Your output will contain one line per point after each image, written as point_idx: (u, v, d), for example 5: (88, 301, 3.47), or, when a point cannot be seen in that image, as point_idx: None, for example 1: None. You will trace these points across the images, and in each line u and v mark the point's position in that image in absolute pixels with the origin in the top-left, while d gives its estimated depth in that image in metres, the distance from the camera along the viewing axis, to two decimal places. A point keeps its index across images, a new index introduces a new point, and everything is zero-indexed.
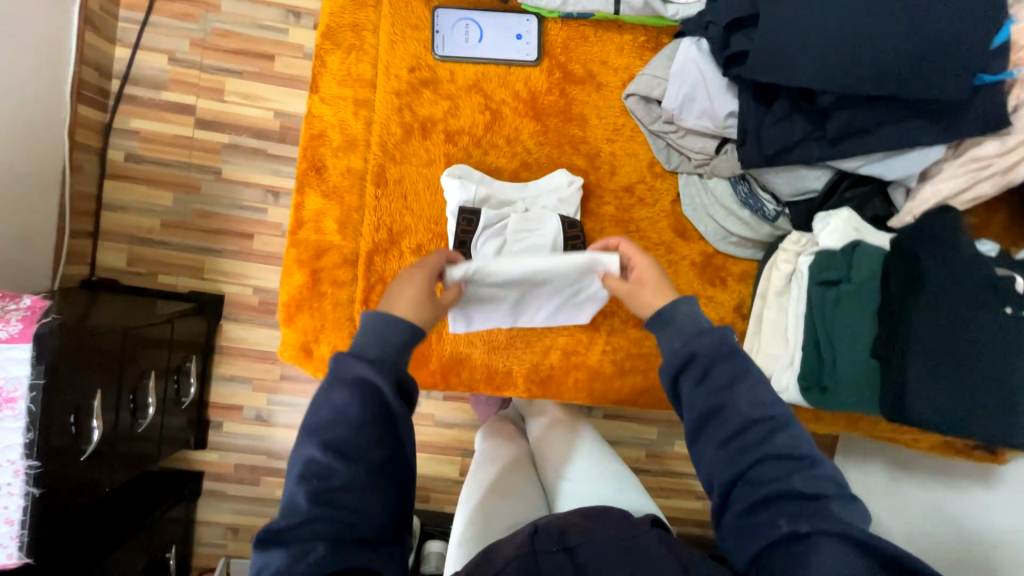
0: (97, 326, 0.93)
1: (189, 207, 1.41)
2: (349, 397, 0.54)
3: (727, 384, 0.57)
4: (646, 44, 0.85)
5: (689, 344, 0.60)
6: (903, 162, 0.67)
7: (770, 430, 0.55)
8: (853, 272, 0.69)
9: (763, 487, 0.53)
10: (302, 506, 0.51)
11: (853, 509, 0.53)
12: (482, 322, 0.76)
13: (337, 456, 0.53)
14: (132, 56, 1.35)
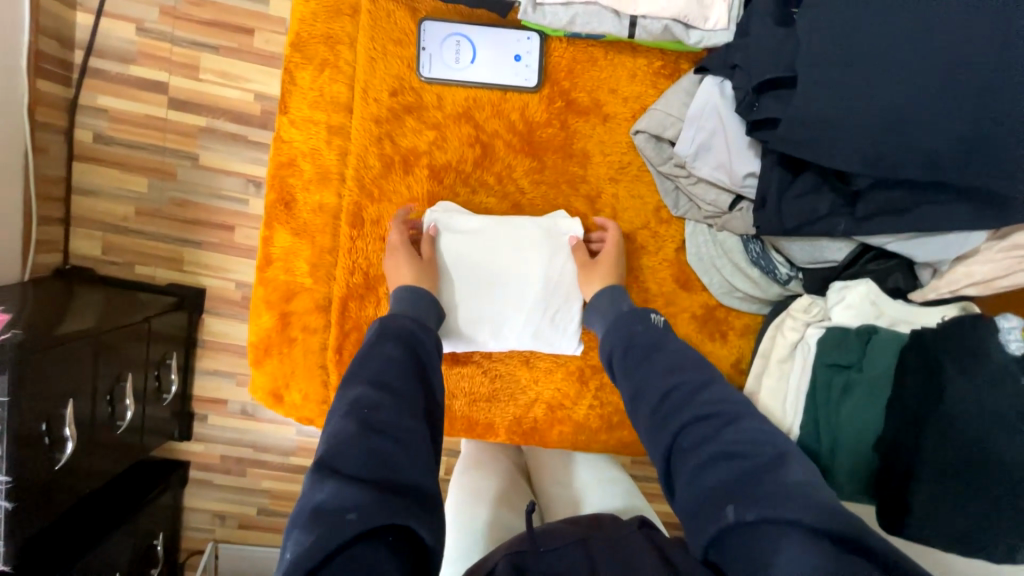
0: (64, 335, 0.91)
1: (165, 195, 1.31)
2: (399, 346, 0.57)
3: (647, 356, 0.63)
4: (663, 71, 0.75)
5: (617, 323, 0.68)
6: (934, 246, 0.61)
7: (692, 390, 0.58)
8: (866, 362, 0.64)
9: (696, 454, 0.53)
10: (349, 439, 0.48)
11: (804, 471, 0.48)
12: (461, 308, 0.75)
13: (386, 391, 0.52)
14: (95, 24, 1.21)
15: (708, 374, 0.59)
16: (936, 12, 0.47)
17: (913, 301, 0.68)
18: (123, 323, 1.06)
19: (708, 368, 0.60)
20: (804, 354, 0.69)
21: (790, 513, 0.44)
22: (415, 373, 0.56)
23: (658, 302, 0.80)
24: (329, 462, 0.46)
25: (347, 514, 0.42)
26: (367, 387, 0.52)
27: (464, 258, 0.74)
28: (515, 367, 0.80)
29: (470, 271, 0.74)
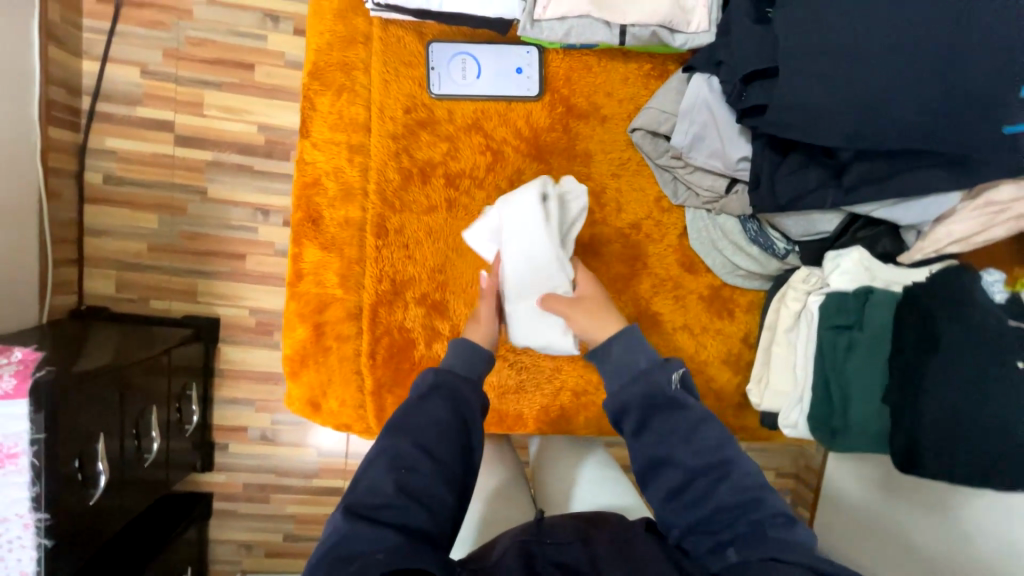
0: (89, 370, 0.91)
1: (175, 228, 1.34)
2: (446, 404, 0.62)
3: (669, 434, 0.61)
4: (652, 73, 0.81)
5: (630, 386, 0.64)
6: (916, 208, 0.66)
7: (715, 476, 0.58)
8: (866, 320, 0.68)
9: (717, 532, 0.55)
10: (388, 499, 0.54)
11: (808, 533, 0.54)
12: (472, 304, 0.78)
13: (425, 453, 0.58)
14: (101, 70, 1.26)
15: (731, 453, 0.59)
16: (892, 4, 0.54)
17: (902, 263, 0.73)
18: (146, 355, 1.09)
19: (731, 443, 0.60)
20: (808, 320, 0.74)
21: (787, 556, 0.50)
22: (455, 432, 0.61)
23: (666, 286, 0.85)
24: (367, 511, 0.53)
25: (377, 554, 0.49)
26: (411, 445, 0.58)
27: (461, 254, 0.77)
28: (538, 358, 0.84)
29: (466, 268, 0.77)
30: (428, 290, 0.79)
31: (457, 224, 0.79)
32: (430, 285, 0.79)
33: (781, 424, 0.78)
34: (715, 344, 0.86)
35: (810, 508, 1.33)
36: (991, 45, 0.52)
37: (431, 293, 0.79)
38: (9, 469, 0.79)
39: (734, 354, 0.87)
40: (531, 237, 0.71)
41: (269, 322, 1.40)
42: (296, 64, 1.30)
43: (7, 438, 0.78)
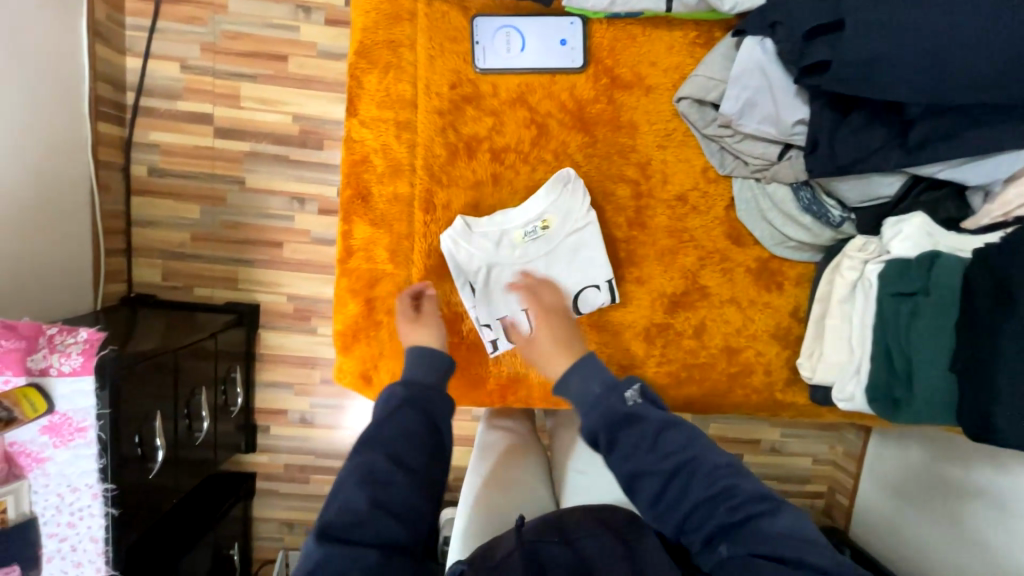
0: (145, 350, 0.95)
1: (216, 218, 1.39)
2: (419, 418, 0.61)
3: (633, 445, 0.57)
4: (698, 41, 0.79)
5: (590, 411, 0.61)
6: (990, 166, 0.63)
7: (683, 474, 0.55)
8: (932, 284, 0.66)
9: (702, 530, 0.54)
10: (360, 517, 0.54)
11: (791, 515, 0.52)
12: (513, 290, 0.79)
13: (397, 465, 0.58)
14: (143, 66, 1.30)
15: (693, 450, 0.56)
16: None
17: (967, 228, 0.70)
18: (191, 340, 1.12)
19: (693, 441, 0.57)
20: (865, 290, 0.73)
21: (789, 555, 0.49)
22: (428, 438, 0.60)
23: (714, 258, 0.84)
24: (341, 531, 0.53)
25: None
26: (382, 458, 0.57)
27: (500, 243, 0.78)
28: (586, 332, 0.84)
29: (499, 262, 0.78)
30: None
31: (503, 198, 0.80)
32: None
33: (836, 397, 0.76)
34: (764, 317, 0.85)
35: (850, 495, 1.26)
36: None
37: None
38: (78, 441, 0.83)
39: (783, 328, 0.86)
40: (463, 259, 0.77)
41: (306, 308, 1.43)
42: (328, 54, 1.32)
43: (76, 413, 0.82)
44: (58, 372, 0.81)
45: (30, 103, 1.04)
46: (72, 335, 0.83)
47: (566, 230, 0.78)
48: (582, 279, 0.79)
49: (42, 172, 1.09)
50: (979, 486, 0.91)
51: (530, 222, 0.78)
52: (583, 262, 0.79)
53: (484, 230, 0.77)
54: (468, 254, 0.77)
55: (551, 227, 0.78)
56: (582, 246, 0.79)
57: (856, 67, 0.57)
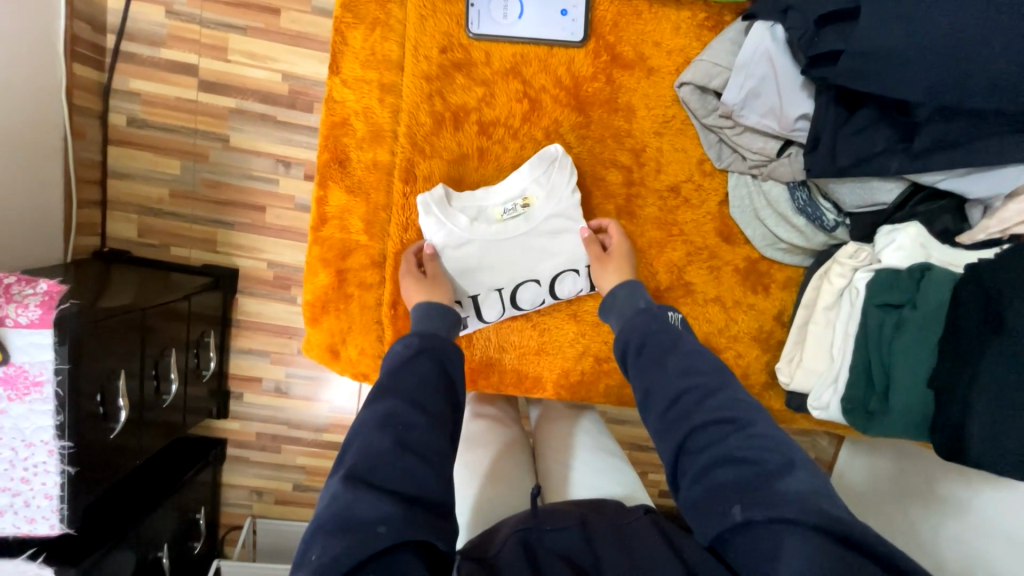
0: (114, 306, 0.91)
1: (197, 176, 1.33)
2: (432, 363, 0.61)
3: (662, 354, 0.63)
4: (706, 23, 0.75)
5: (632, 320, 0.68)
6: (991, 179, 0.60)
7: (704, 393, 0.58)
8: (919, 298, 0.64)
9: (704, 456, 0.54)
10: (386, 458, 0.51)
11: (810, 478, 0.49)
12: (488, 267, 0.76)
13: (417, 411, 0.56)
14: (125, 7, 1.22)
15: (722, 379, 0.59)
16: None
17: (961, 243, 0.68)
18: (164, 300, 1.07)
19: (721, 373, 0.60)
20: (852, 297, 0.70)
21: (791, 513, 0.46)
22: (445, 392, 0.60)
23: (701, 255, 0.81)
24: (365, 474, 0.50)
25: (378, 526, 0.46)
26: (403, 405, 0.55)
27: (481, 218, 0.75)
28: (563, 321, 0.82)
29: (477, 240, 0.74)
30: None
31: (487, 174, 0.77)
32: None
33: (811, 405, 0.75)
34: (747, 319, 0.83)
35: None
36: None
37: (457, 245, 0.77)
38: (34, 396, 0.80)
39: (765, 331, 0.84)
40: (440, 232, 0.73)
41: (287, 277, 1.39)
42: (323, 11, 1.25)
43: (34, 365, 0.78)
44: (13, 323, 0.77)
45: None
46: (31, 287, 0.81)
47: (548, 209, 0.74)
48: (561, 263, 0.77)
49: (9, 109, 1.03)
50: (943, 500, 0.92)
51: (511, 200, 0.75)
52: (563, 245, 0.77)
53: (463, 204, 0.74)
54: (442, 230, 0.73)
55: (532, 205, 0.75)
56: (565, 228, 0.76)
57: (874, 56, 0.54)
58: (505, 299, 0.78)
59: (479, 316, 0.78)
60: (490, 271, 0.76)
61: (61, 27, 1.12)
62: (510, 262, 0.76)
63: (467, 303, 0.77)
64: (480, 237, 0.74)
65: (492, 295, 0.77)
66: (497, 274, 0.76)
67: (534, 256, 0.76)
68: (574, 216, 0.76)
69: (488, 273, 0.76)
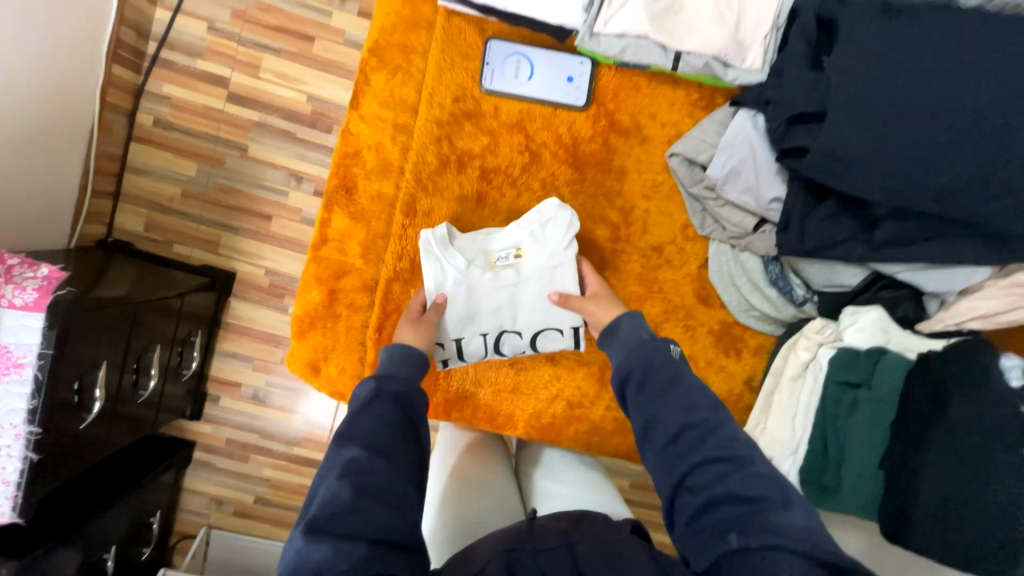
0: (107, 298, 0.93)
1: (211, 180, 1.38)
2: (394, 407, 0.62)
3: (662, 390, 0.63)
4: (699, 103, 0.82)
5: (633, 353, 0.67)
6: (943, 277, 0.66)
7: (703, 432, 0.58)
8: (875, 381, 0.68)
9: (703, 492, 0.55)
10: (348, 507, 0.52)
11: (806, 516, 0.51)
12: (482, 315, 0.79)
13: (377, 454, 0.57)
14: (171, 20, 1.31)
15: (720, 415, 0.60)
16: (942, 73, 0.56)
17: (922, 331, 0.73)
18: (157, 297, 1.09)
19: (718, 410, 0.60)
20: (817, 372, 0.73)
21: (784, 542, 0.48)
22: (407, 434, 0.60)
23: (678, 314, 0.85)
24: (327, 525, 0.51)
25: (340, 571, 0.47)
26: (359, 450, 0.57)
27: (478, 261, 0.79)
28: (540, 363, 0.84)
29: (469, 282, 0.78)
30: None
31: (489, 216, 0.82)
32: None
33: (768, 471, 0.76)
34: (717, 380, 0.86)
35: None
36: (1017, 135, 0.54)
37: None
38: (13, 377, 0.80)
39: (733, 394, 0.86)
40: (433, 271, 0.77)
41: (282, 286, 1.42)
42: (355, 44, 1.34)
43: (18, 347, 0.80)
44: (8, 304, 0.79)
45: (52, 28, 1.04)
46: (32, 270, 0.84)
47: (541, 259, 0.79)
48: (546, 319, 0.80)
49: (50, 100, 1.09)
50: None
51: (507, 248, 0.79)
52: (551, 302, 0.80)
53: (461, 246, 0.79)
54: (437, 272, 0.77)
55: (525, 257, 0.79)
56: (555, 279, 0.80)
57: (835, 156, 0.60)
58: (488, 345, 0.80)
59: (461, 358, 0.80)
60: (475, 310, 0.79)
61: (108, 28, 1.20)
62: (500, 306, 0.79)
63: (451, 343, 0.79)
64: (472, 282, 0.78)
65: (476, 340, 0.80)
66: (483, 318, 0.79)
67: (523, 305, 0.80)
68: (564, 276, 0.79)
69: (471, 314, 0.79)
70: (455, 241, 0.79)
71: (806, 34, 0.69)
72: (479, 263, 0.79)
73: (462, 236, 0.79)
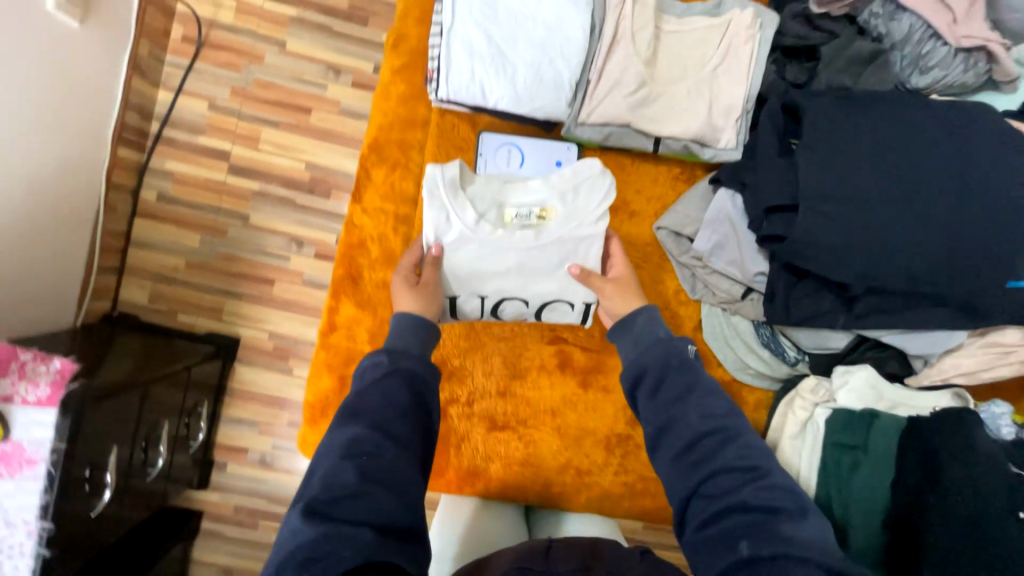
0: (117, 380, 0.93)
1: (214, 250, 1.42)
2: (406, 389, 0.64)
3: (678, 394, 0.66)
4: (680, 176, 0.87)
5: (648, 351, 0.71)
6: (926, 339, 0.70)
7: (721, 440, 0.62)
8: (871, 443, 0.72)
9: (719, 500, 0.59)
10: (351, 490, 0.53)
11: (814, 527, 0.56)
12: (490, 275, 0.78)
13: (385, 435, 0.59)
14: (173, 101, 1.37)
15: (737, 424, 0.63)
16: (886, 165, 0.64)
17: (910, 385, 0.76)
18: (163, 371, 1.09)
19: (736, 417, 0.65)
20: (815, 432, 0.76)
21: (797, 551, 0.53)
22: (415, 416, 0.63)
23: None
24: (330, 508, 0.52)
25: (346, 551, 0.49)
26: (366, 431, 0.59)
27: (495, 212, 0.79)
28: (548, 435, 0.86)
29: (477, 237, 0.77)
30: None
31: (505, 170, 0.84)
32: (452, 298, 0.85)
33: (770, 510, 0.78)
34: None
35: None
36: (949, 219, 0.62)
37: None
38: (25, 474, 0.78)
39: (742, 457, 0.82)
40: (440, 213, 0.76)
41: (286, 347, 1.44)
42: (350, 112, 1.42)
43: (30, 444, 0.78)
44: (22, 402, 0.79)
45: (63, 125, 1.08)
46: (45, 363, 0.83)
47: (564, 226, 0.78)
48: (555, 292, 0.80)
49: (61, 185, 1.12)
50: None
51: (528, 208, 0.78)
52: (562, 268, 0.79)
53: (477, 194, 0.78)
54: (447, 217, 0.76)
55: (547, 218, 0.78)
56: (577, 250, 0.78)
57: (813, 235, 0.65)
58: (486, 307, 0.80)
59: (453, 316, 0.81)
60: (479, 269, 0.77)
61: (114, 115, 1.25)
62: (508, 272, 0.78)
63: (447, 301, 0.79)
64: (479, 238, 0.77)
65: (475, 301, 0.79)
66: (485, 282, 0.78)
67: (534, 275, 0.79)
68: (583, 242, 0.78)
69: (474, 274, 0.78)
70: (472, 188, 0.78)
71: (771, 117, 0.75)
72: (497, 214, 0.79)
73: (477, 180, 0.78)
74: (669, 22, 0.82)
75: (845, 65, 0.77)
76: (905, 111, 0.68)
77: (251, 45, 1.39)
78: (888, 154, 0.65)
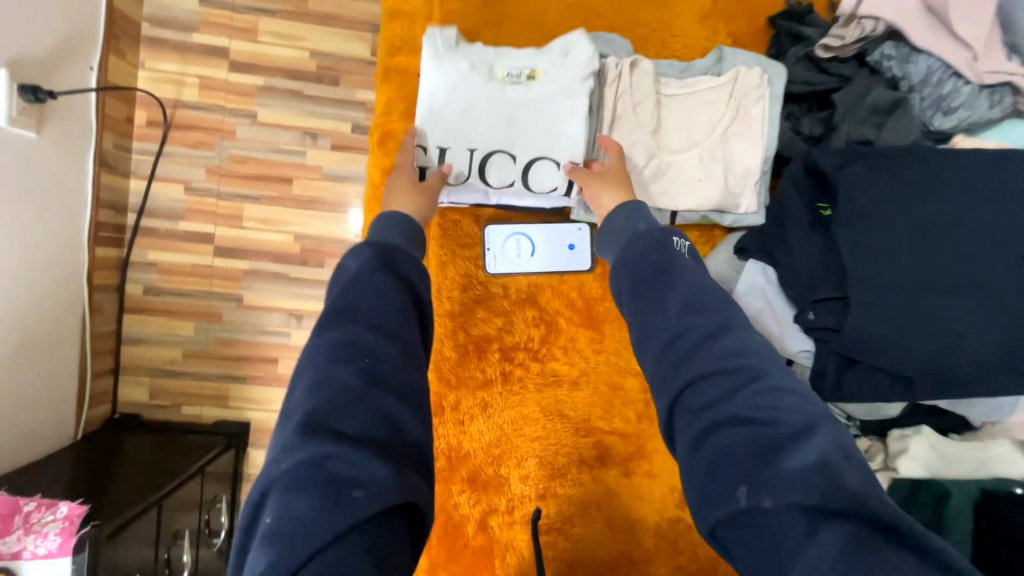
0: (127, 510, 0.76)
1: (210, 335, 1.20)
2: (395, 281, 0.56)
3: (662, 292, 0.58)
4: (701, 240, 0.80)
5: (630, 248, 0.63)
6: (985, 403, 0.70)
7: (710, 333, 0.54)
8: (945, 524, 0.66)
9: (704, 413, 0.50)
10: (350, 390, 0.47)
11: (827, 442, 0.46)
12: (474, 132, 0.73)
13: (382, 333, 0.52)
14: (147, 187, 1.16)
15: (728, 316, 0.55)
16: (928, 234, 0.62)
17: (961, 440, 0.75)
18: (178, 481, 0.90)
19: (730, 309, 0.56)
20: None
21: (799, 497, 0.43)
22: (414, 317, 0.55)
23: None
24: (327, 419, 0.45)
25: (357, 492, 0.42)
26: (364, 331, 0.51)
27: (485, 68, 0.73)
28: (598, 530, 0.82)
29: (465, 88, 0.72)
30: (488, 401, 0.80)
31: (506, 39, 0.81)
32: (476, 401, 0.80)
33: None
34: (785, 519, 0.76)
35: None
36: (998, 286, 0.61)
37: (493, 405, 0.80)
38: None
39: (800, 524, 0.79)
40: (431, 70, 0.72)
41: None
42: (334, 177, 1.20)
43: None
44: (30, 556, 0.67)
45: (41, 240, 0.94)
46: (51, 510, 0.70)
47: (554, 85, 0.72)
48: (543, 152, 0.73)
49: (40, 315, 0.95)
50: None
51: (519, 68, 0.73)
52: (554, 128, 0.73)
53: (472, 48, 0.73)
54: (440, 66, 0.72)
55: (539, 77, 0.72)
56: (574, 112, 0.72)
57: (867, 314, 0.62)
58: (474, 163, 0.73)
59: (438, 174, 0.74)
60: (466, 125, 0.72)
61: (86, 217, 1.05)
62: (494, 127, 0.72)
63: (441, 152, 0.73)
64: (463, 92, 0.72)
65: (462, 155, 0.73)
66: (471, 137, 0.72)
67: (521, 134, 0.73)
68: (579, 95, 0.72)
69: (461, 130, 0.72)
70: (467, 44, 0.74)
71: (797, 183, 0.71)
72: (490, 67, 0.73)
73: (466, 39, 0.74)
74: (670, 84, 0.76)
75: (864, 115, 0.73)
76: (946, 164, 0.64)
77: (219, 119, 1.17)
78: (939, 231, 0.62)
